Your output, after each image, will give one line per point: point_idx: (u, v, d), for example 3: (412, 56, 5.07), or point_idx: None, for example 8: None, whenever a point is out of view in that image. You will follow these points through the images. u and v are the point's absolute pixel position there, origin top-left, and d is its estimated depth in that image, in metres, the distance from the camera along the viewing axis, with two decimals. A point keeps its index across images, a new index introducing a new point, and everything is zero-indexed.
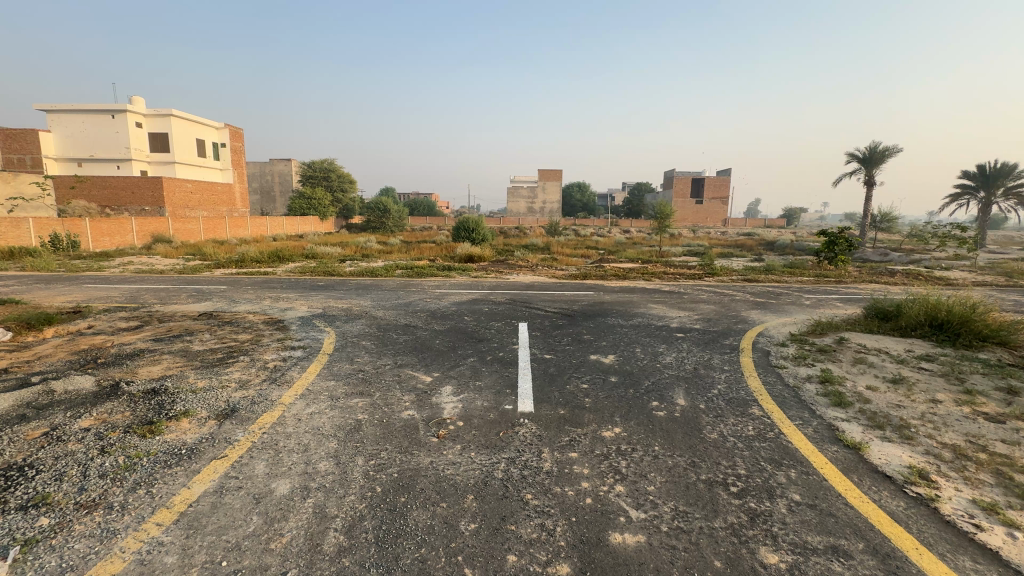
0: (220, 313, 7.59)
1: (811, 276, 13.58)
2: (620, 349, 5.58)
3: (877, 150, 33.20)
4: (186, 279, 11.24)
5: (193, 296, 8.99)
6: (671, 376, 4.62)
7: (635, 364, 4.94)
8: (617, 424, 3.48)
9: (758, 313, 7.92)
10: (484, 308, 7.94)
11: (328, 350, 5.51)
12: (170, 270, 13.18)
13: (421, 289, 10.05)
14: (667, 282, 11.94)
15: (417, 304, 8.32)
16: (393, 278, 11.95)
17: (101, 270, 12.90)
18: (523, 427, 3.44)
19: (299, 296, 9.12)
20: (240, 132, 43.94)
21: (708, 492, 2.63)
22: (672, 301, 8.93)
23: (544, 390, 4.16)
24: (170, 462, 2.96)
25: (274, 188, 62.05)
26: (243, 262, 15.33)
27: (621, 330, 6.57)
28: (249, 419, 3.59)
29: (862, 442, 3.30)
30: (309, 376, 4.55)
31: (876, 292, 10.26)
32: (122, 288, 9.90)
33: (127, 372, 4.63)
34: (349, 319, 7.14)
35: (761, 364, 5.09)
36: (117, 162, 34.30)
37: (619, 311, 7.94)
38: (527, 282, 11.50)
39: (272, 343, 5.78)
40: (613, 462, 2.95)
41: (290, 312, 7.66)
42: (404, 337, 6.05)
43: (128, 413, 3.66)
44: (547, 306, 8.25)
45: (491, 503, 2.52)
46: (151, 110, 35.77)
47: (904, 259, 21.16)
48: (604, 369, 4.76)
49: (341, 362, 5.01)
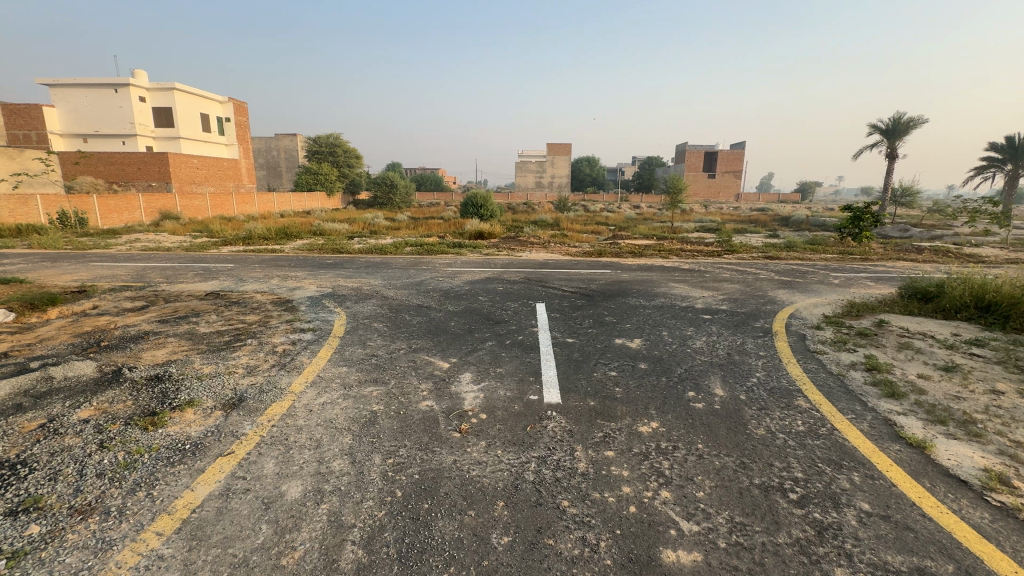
0: (229, 292, 7.37)
1: (834, 253, 13.09)
2: (646, 332, 5.27)
3: (902, 121, 31.81)
4: (192, 257, 11.02)
5: (201, 275, 8.77)
6: (704, 363, 4.32)
7: (664, 349, 4.64)
8: (653, 418, 3.20)
9: (786, 294, 7.53)
10: (498, 288, 7.62)
11: (339, 333, 5.25)
12: (177, 247, 12.97)
13: (432, 268, 9.74)
14: (686, 260, 11.49)
15: (429, 283, 8.02)
16: (404, 256, 11.63)
17: (109, 248, 12.76)
18: (551, 420, 3.17)
19: (308, 275, 8.87)
20: (245, 107, 43.29)
21: (765, 500, 2.36)
22: (694, 280, 8.55)
23: (570, 378, 3.88)
24: (172, 460, 2.74)
25: (280, 164, 61.52)
26: (251, 239, 15.11)
27: (644, 311, 6.24)
28: (258, 410, 3.36)
29: (926, 440, 2.99)
30: (320, 362, 4.31)
31: (908, 271, 9.78)
32: (128, 265, 9.73)
33: (130, 357, 4.42)
34: (360, 299, 6.89)
35: (799, 350, 4.76)
36: (122, 138, 33.93)
37: (640, 291, 7.58)
38: (541, 260, 11.11)
39: (281, 325, 5.56)
40: (655, 462, 2.68)
41: (299, 291, 7.43)
42: (417, 319, 5.77)
43: (130, 403, 3.44)
44: (564, 285, 7.92)
45: (524, 511, 2.27)
46: (154, 84, 35.14)
47: (926, 235, 20.49)
48: (632, 355, 4.46)
49: (353, 346, 4.77)
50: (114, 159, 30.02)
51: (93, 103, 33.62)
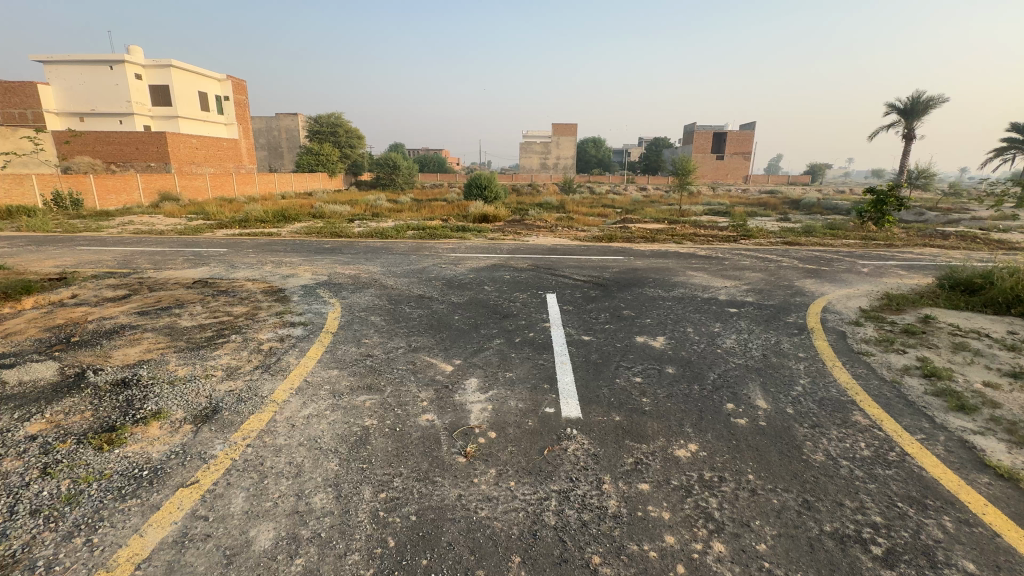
0: (218, 280, 6.91)
1: (855, 238, 12.53)
2: (669, 329, 4.79)
3: (921, 100, 30.66)
4: (185, 241, 10.54)
5: (190, 261, 8.30)
6: (739, 367, 3.84)
7: (692, 351, 4.16)
8: (691, 439, 2.74)
9: (815, 284, 7.02)
10: (505, 277, 7.11)
11: (331, 328, 4.79)
12: (170, 230, 12.49)
13: (435, 253, 9.25)
14: (700, 245, 10.98)
15: (431, 271, 7.53)
16: (406, 240, 11.12)
17: (100, 230, 12.30)
18: (571, 441, 2.72)
19: (304, 260, 8.39)
20: (243, 85, 42.36)
21: (843, 556, 1.91)
22: (713, 268, 8.02)
23: (590, 385, 3.41)
24: (124, 491, 2.30)
25: (281, 144, 60.63)
26: (247, 222, 14.61)
27: (665, 304, 5.75)
28: (232, 425, 2.92)
29: (1018, 470, 2.51)
30: (309, 363, 3.85)
31: (939, 259, 9.22)
32: (115, 250, 9.27)
33: (99, 356, 3.97)
34: (357, 288, 6.42)
35: (842, 352, 4.27)
36: (119, 117, 33.18)
37: (656, 280, 7.08)
38: (548, 245, 10.60)
39: (270, 318, 5.11)
40: (700, 501, 2.23)
41: (292, 279, 6.96)
42: (417, 312, 5.30)
43: (89, 415, 3.01)
44: (575, 274, 7.42)
45: (546, 572, 1.83)
46: (150, 61, 34.26)
47: (941, 220, 19.89)
48: (657, 357, 3.99)
49: (347, 344, 4.32)
50: (110, 139, 29.40)
51: (88, 81, 32.81)
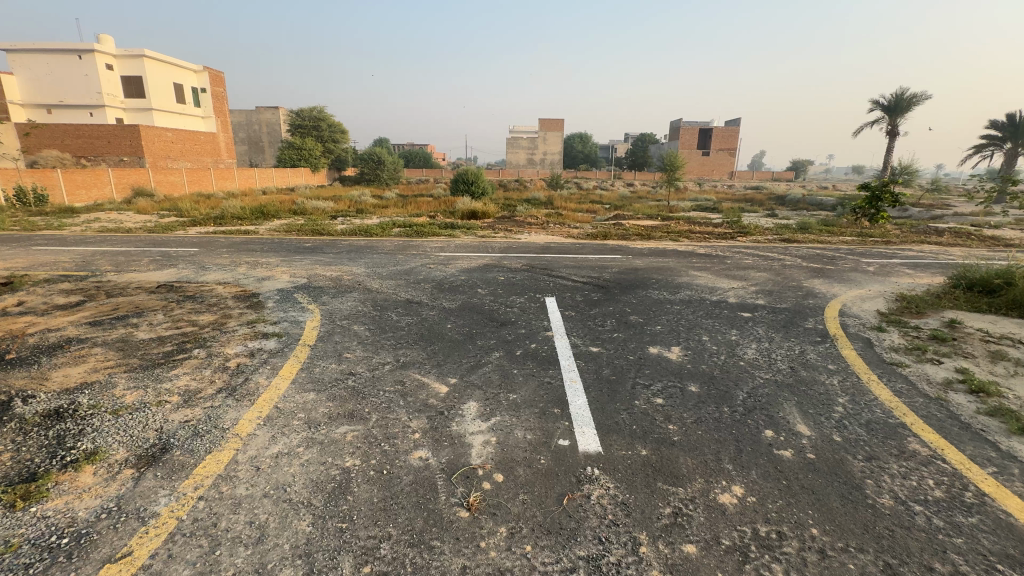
0: (185, 284, 6.31)
1: (852, 235, 12.34)
2: (683, 337, 4.38)
3: (905, 97, 30.89)
4: (153, 240, 9.83)
5: (157, 262, 7.66)
6: (768, 382, 3.44)
7: (713, 364, 3.75)
8: (734, 479, 2.32)
9: (824, 284, 6.70)
10: (498, 278, 6.65)
11: (309, 340, 4.27)
12: (138, 228, 11.72)
13: (422, 252, 8.75)
14: (698, 242, 10.65)
15: (419, 272, 7.03)
16: (391, 239, 10.57)
17: (61, 228, 11.49)
18: (595, 485, 2.27)
19: (281, 261, 7.82)
20: (221, 77, 40.96)
21: None
22: (717, 268, 7.67)
23: (608, 409, 2.98)
24: (31, 572, 1.79)
25: (262, 138, 59.10)
26: (223, 219, 13.86)
27: (673, 308, 5.34)
28: (184, 470, 2.41)
29: None
30: (281, 385, 3.35)
31: (942, 257, 9.01)
32: (75, 251, 8.55)
33: (33, 379, 3.41)
34: (339, 292, 5.89)
35: (875, 363, 3.90)
36: (89, 109, 31.69)
37: (659, 281, 6.68)
38: (542, 243, 10.17)
39: (240, 329, 4.57)
40: (762, 570, 1.80)
41: (268, 282, 6.40)
42: (406, 320, 4.80)
43: (6, 458, 2.47)
44: (572, 274, 6.99)
45: None
46: (121, 50, 32.83)
47: (927, 216, 19.97)
48: (676, 372, 3.57)
49: (326, 360, 3.81)
50: (80, 131, 28.06)
51: (56, 70, 31.26)
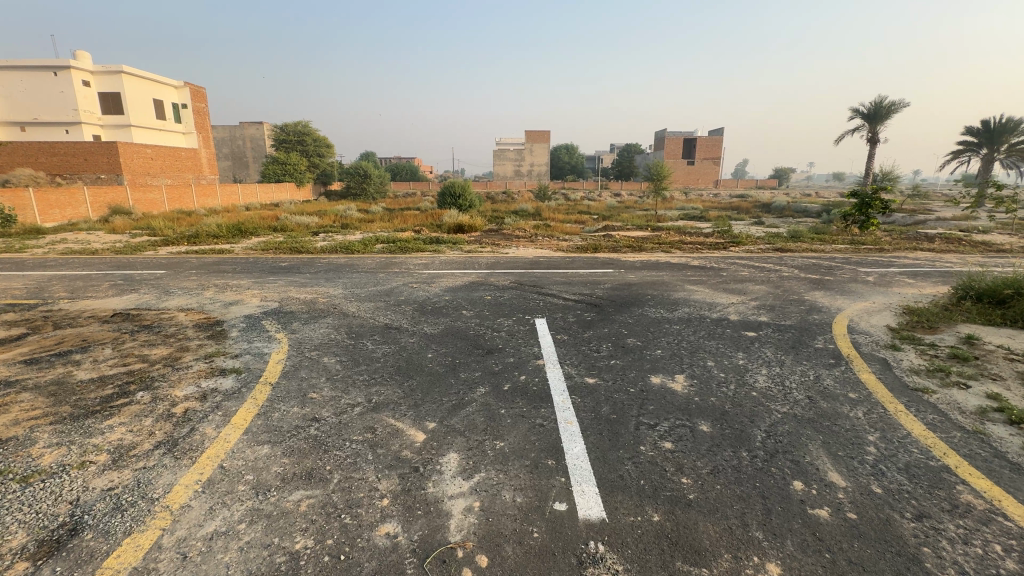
0: (144, 312, 5.79)
1: (844, 242, 12.20)
2: (686, 363, 3.99)
3: (884, 105, 31.42)
4: (118, 262, 9.25)
5: (118, 287, 7.12)
6: (787, 418, 3.05)
7: (724, 396, 3.36)
8: (767, 555, 1.92)
9: (826, 297, 6.40)
10: (485, 298, 6.24)
11: (270, 376, 3.80)
12: (104, 250, 11.10)
13: (405, 270, 8.34)
14: (690, 253, 10.39)
15: (400, 292, 6.60)
16: (373, 256, 10.14)
17: (22, 251, 10.84)
18: (600, 570, 1.86)
19: (254, 283, 7.34)
20: (202, 93, 40.37)
21: None
22: (713, 281, 7.35)
23: (610, 459, 2.57)
24: None
25: (246, 154, 58.43)
26: (198, 237, 13.30)
27: (672, 328, 4.97)
28: (91, 562, 1.94)
29: None
30: (231, 436, 2.89)
31: (939, 264, 8.82)
32: (29, 276, 7.95)
33: None
34: (311, 318, 5.43)
35: (899, 389, 3.54)
36: (65, 126, 30.89)
37: (655, 297, 6.33)
38: (530, 257, 9.82)
39: (195, 365, 4.08)
40: None
41: (235, 308, 5.92)
42: (382, 350, 4.35)
43: None
44: (563, 291, 6.62)
45: None
46: (99, 66, 32.16)
47: (911, 221, 20.15)
48: (683, 407, 3.18)
49: (287, 401, 3.35)
50: (55, 149, 27.30)
51: (30, 87, 30.46)
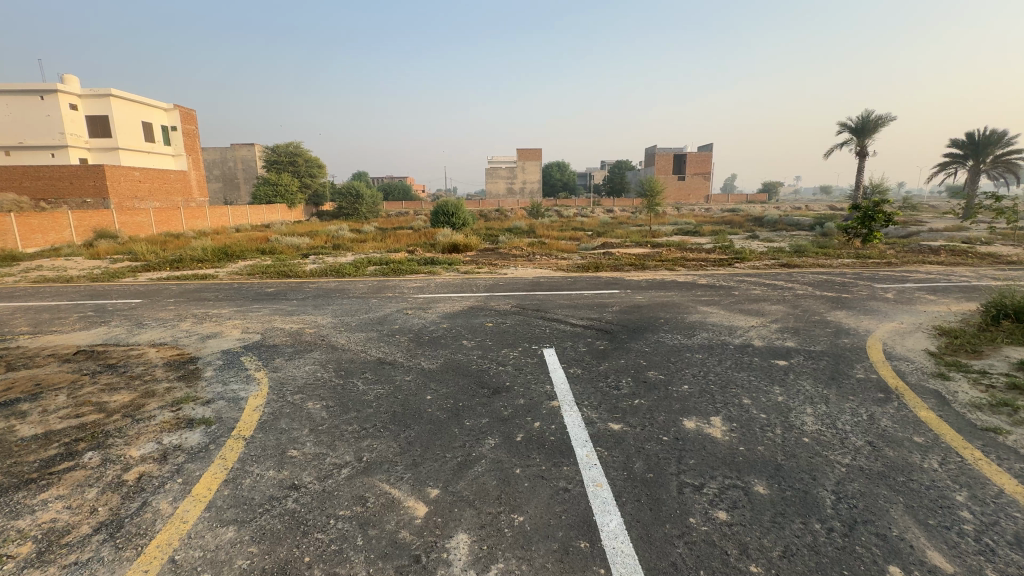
0: (112, 349, 5.26)
1: (849, 256, 11.92)
2: (719, 401, 3.53)
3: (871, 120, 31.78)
4: (92, 291, 8.66)
5: (87, 320, 6.56)
6: (855, 472, 2.59)
7: (772, 444, 2.89)
8: None
9: (851, 317, 5.99)
10: (486, 325, 5.77)
11: (245, 428, 3.28)
12: (81, 277, 10.50)
13: (399, 295, 7.86)
14: (695, 271, 10.03)
15: (394, 320, 6.12)
16: (365, 279, 9.67)
17: None
18: None
19: (236, 312, 6.82)
20: (192, 115, 40.12)
21: None
22: (726, 301, 6.95)
23: (658, 541, 2.08)
24: None
25: (237, 175, 58.08)
26: (182, 262, 12.74)
27: (695, 358, 4.52)
28: None
29: None
30: (190, 515, 2.36)
31: (955, 279, 8.50)
32: None
33: None
34: (297, 353, 4.92)
35: (971, 431, 3.07)
36: (51, 150, 30.36)
37: (669, 321, 5.90)
38: (530, 277, 9.40)
39: (160, 414, 3.54)
40: None
41: (214, 341, 5.41)
42: (375, 391, 3.85)
43: None
44: (570, 316, 6.17)
45: None
46: (87, 90, 31.80)
47: (907, 232, 20.07)
48: (729, 461, 2.70)
49: (262, 463, 2.83)
50: (41, 173, 26.71)
51: (15, 111, 29.98)
